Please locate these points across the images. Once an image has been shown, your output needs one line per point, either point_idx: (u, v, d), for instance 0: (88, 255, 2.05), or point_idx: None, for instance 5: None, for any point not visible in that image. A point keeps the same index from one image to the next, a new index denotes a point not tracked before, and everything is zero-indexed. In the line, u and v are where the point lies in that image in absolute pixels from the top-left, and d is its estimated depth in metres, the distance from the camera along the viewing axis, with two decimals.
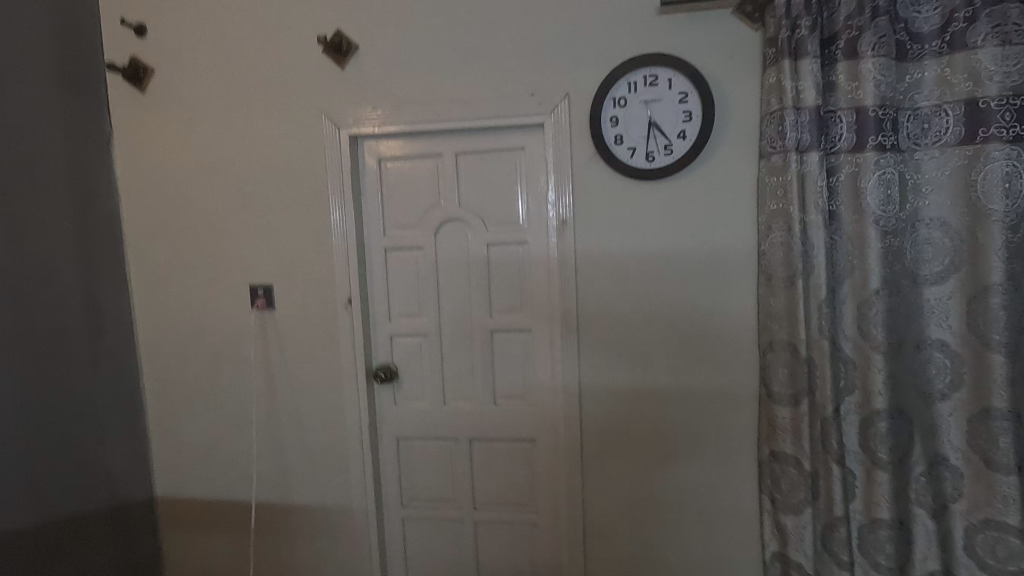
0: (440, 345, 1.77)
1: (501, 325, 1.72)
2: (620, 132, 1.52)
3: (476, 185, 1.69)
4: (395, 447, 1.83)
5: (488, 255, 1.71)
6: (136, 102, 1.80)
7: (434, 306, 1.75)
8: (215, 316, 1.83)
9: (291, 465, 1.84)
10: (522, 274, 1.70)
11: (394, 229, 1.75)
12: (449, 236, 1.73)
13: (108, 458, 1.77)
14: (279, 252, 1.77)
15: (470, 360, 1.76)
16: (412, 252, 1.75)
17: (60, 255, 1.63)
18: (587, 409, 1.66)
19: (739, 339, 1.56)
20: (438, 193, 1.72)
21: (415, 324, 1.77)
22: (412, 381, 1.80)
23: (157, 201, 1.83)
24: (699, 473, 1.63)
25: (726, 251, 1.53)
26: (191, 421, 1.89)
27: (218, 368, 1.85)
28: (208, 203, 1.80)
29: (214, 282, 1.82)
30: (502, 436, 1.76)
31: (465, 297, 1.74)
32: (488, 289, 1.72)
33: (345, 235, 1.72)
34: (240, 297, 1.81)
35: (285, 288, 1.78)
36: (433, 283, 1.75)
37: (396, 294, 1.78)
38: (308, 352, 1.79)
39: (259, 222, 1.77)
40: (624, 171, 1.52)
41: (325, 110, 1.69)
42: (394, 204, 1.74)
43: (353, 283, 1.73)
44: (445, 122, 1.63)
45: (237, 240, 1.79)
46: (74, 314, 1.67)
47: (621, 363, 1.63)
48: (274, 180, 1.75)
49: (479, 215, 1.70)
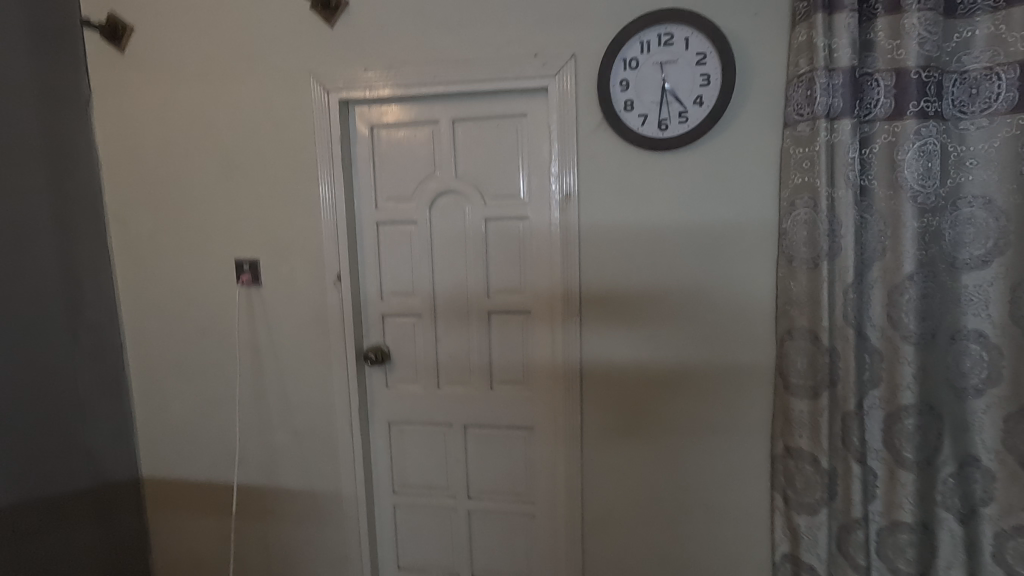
0: (434, 326, 1.67)
1: (499, 306, 1.62)
2: (631, 97, 1.39)
3: (474, 155, 1.57)
4: (387, 432, 1.75)
5: (485, 231, 1.60)
6: (115, 62, 1.70)
7: (428, 284, 1.65)
8: (200, 292, 1.75)
9: (278, 448, 1.77)
10: (522, 252, 1.58)
11: (387, 202, 1.64)
12: (445, 210, 1.62)
13: (90, 436, 1.70)
14: (265, 225, 1.67)
15: (466, 342, 1.66)
16: (405, 226, 1.65)
17: (36, 222, 1.55)
18: (588, 397, 1.56)
19: (754, 325, 1.44)
20: (434, 163, 1.60)
21: (408, 303, 1.67)
22: (405, 363, 1.71)
23: (139, 169, 1.73)
24: (706, 467, 1.53)
25: (742, 230, 1.41)
26: (176, 399, 1.82)
27: (203, 345, 1.78)
28: (191, 172, 1.70)
29: (198, 256, 1.73)
30: (498, 423, 1.67)
31: (461, 276, 1.63)
32: (485, 268, 1.61)
33: (334, 207, 1.61)
34: (226, 272, 1.72)
35: (272, 263, 1.68)
36: (428, 261, 1.64)
37: (388, 271, 1.67)
38: (296, 331, 1.70)
39: (244, 192, 1.67)
40: (634, 141, 1.40)
41: (313, 72, 1.57)
42: (387, 175, 1.63)
43: (343, 259, 1.63)
44: (441, 85, 1.51)
45: (222, 211, 1.69)
46: (52, 286, 1.59)
47: (626, 348, 1.52)
48: (259, 147, 1.64)
49: (477, 188, 1.58)
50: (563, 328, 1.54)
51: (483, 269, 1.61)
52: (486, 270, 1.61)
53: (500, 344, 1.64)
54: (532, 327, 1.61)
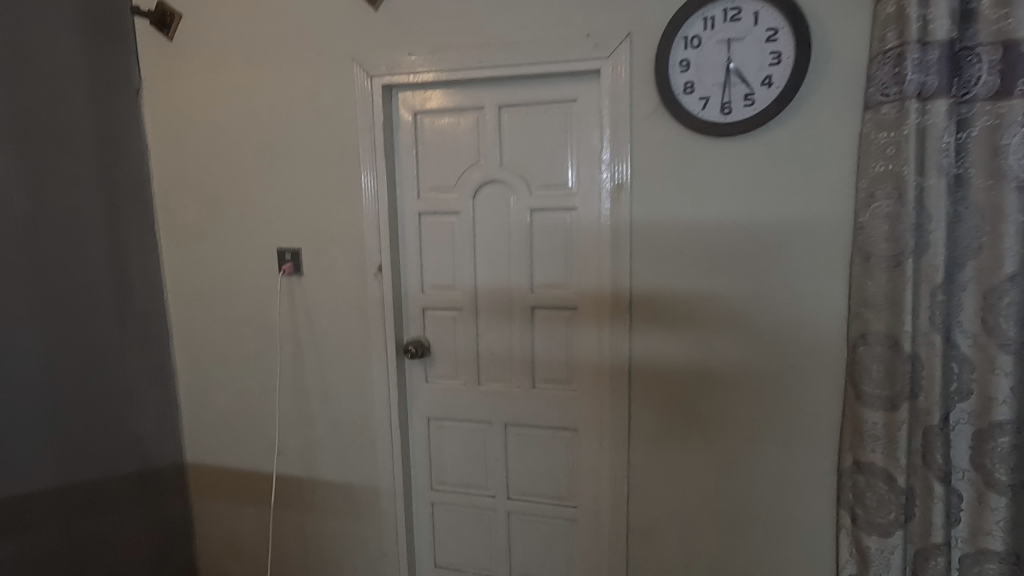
0: (475, 321, 1.61)
1: (543, 301, 1.55)
2: (691, 79, 1.28)
3: (520, 143, 1.50)
4: (425, 427, 1.71)
5: (531, 222, 1.52)
6: (164, 51, 1.70)
7: (470, 277, 1.60)
8: (243, 281, 1.75)
9: (317, 440, 1.76)
10: (569, 244, 1.51)
11: (429, 191, 1.59)
12: (488, 200, 1.55)
13: (137, 420, 1.73)
14: (307, 214, 1.65)
15: (508, 338, 1.60)
16: (447, 217, 1.59)
17: (86, 210, 1.57)
18: (637, 399, 1.48)
19: (822, 327, 1.32)
20: (478, 151, 1.54)
21: (449, 295, 1.62)
22: (445, 358, 1.66)
23: (185, 158, 1.74)
24: (764, 480, 1.42)
25: (812, 223, 1.29)
26: (220, 388, 1.83)
27: (246, 334, 1.78)
28: (236, 160, 1.69)
29: (241, 245, 1.73)
30: (539, 422, 1.61)
31: (504, 269, 1.57)
32: (529, 260, 1.54)
33: (376, 197, 1.57)
34: (268, 261, 1.71)
35: (313, 252, 1.66)
36: (470, 253, 1.58)
37: (429, 263, 1.63)
38: (336, 322, 1.68)
39: (287, 181, 1.65)
40: (693, 126, 1.30)
41: (356, 57, 1.53)
42: (430, 163, 1.58)
43: (384, 249, 1.60)
44: (486, 69, 1.44)
45: (265, 200, 1.68)
46: (101, 272, 1.62)
47: (680, 349, 1.42)
48: (302, 135, 1.61)
49: (522, 178, 1.51)
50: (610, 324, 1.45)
51: (527, 261, 1.54)
52: (531, 263, 1.54)
53: (544, 341, 1.57)
54: (578, 323, 1.53)
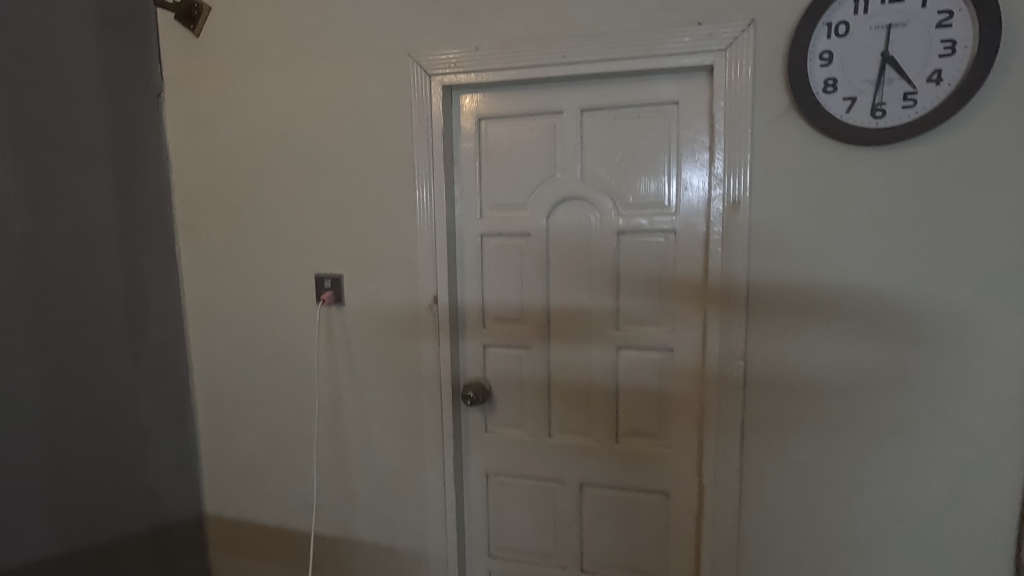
0: (547, 361, 1.37)
1: (631, 340, 1.30)
2: (834, 75, 1.05)
3: (607, 153, 1.27)
4: (483, 483, 1.46)
5: (617, 247, 1.28)
6: (189, 48, 1.50)
7: (541, 310, 1.36)
8: (275, 311, 1.52)
9: (357, 494, 1.52)
10: (664, 274, 1.27)
11: (494, 209, 1.36)
12: (565, 220, 1.31)
13: (151, 470, 1.50)
14: (350, 235, 1.42)
15: (586, 382, 1.35)
16: (515, 239, 1.36)
17: (99, 230, 1.36)
18: (750, 461, 1.22)
19: (995, 382, 1.07)
20: (552, 162, 1.31)
21: (515, 331, 1.38)
22: (509, 403, 1.42)
23: (212, 170, 1.52)
24: (912, 565, 1.16)
25: (987, 254, 1.04)
26: (245, 432, 1.60)
27: (276, 372, 1.55)
28: (269, 173, 1.47)
29: (273, 270, 1.50)
30: (624, 482, 1.36)
31: (581, 301, 1.33)
32: (614, 292, 1.30)
33: (433, 215, 1.34)
34: (304, 289, 1.48)
35: (358, 280, 1.43)
36: (541, 282, 1.35)
37: (492, 292, 1.39)
38: (382, 360, 1.45)
39: (329, 197, 1.43)
40: (836, 133, 1.06)
41: (412, 53, 1.31)
42: (495, 177, 1.35)
43: (441, 277, 1.36)
44: (570, 65, 1.21)
45: (302, 219, 1.46)
46: (114, 301, 1.40)
47: (805, 403, 1.18)
48: (348, 145, 1.39)
49: (608, 194, 1.28)
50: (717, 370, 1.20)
51: (611, 293, 1.30)
52: (615, 294, 1.30)
53: (629, 387, 1.33)
54: (673, 367, 1.29)
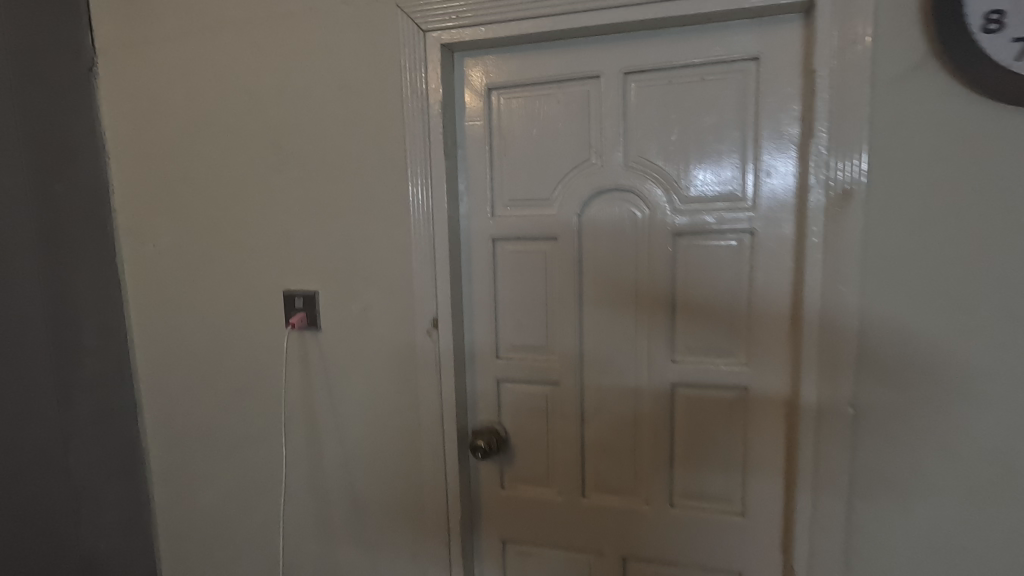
0: (580, 401, 1.07)
1: (693, 375, 1.00)
2: (1000, 5, 0.74)
3: (660, 130, 0.96)
4: (499, 553, 1.16)
5: (671, 254, 0.98)
6: (126, 11, 1.20)
7: (572, 336, 1.05)
8: (238, 337, 1.22)
9: (342, 563, 1.22)
10: (735, 289, 0.96)
11: (510, 206, 1.06)
12: (605, 220, 1.01)
13: (86, 536, 1.21)
14: (327, 242, 1.12)
15: (633, 427, 1.05)
16: (536, 244, 1.06)
17: (7, 240, 1.06)
18: (860, 547, 0.90)
19: None
20: (586, 144, 1.00)
21: (538, 362, 1.08)
22: (531, 453, 1.12)
23: (159, 163, 1.23)
24: None
25: None
26: (206, 484, 1.30)
27: (239, 412, 1.24)
28: (228, 165, 1.17)
29: (235, 286, 1.21)
30: (682, 558, 1.05)
31: (624, 324, 1.03)
32: (669, 312, 1.00)
33: (432, 215, 1.04)
34: (271, 309, 1.18)
35: (338, 298, 1.13)
36: (572, 300, 1.04)
37: (509, 312, 1.09)
38: (370, 400, 1.14)
39: (300, 194, 1.13)
40: (998, 92, 0.75)
41: (402, 4, 1.00)
42: (511, 165, 1.05)
43: (444, 294, 1.06)
44: (612, 12, 0.91)
45: (268, 222, 1.16)
46: (31, 330, 1.11)
47: (942, 470, 0.85)
48: (323, 126, 1.09)
49: (661, 185, 0.97)
50: (813, 420, 0.89)
51: (665, 314, 1.00)
52: (669, 315, 1.00)
53: (687, 434, 1.02)
54: (748, 412, 0.98)
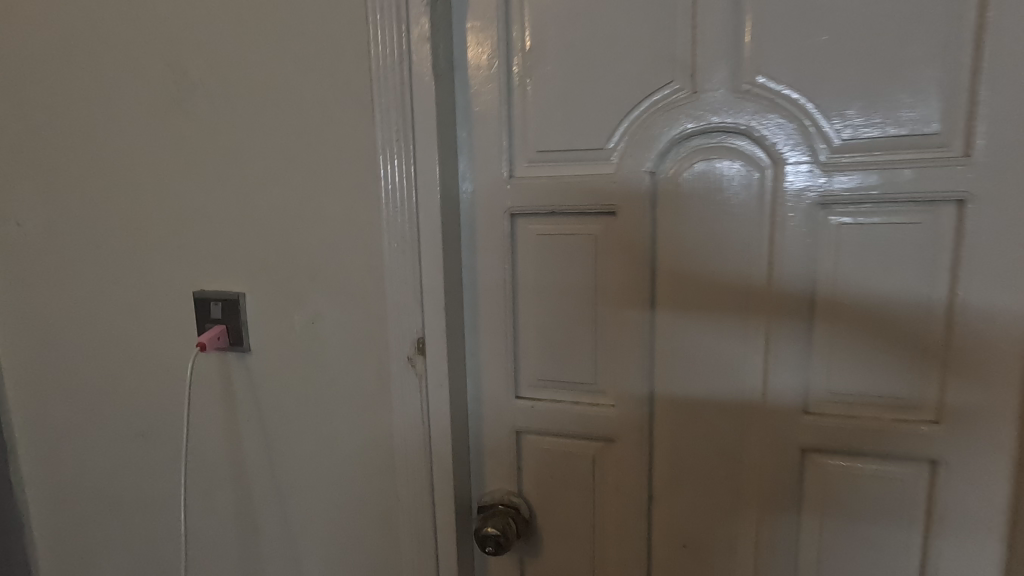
0: (651, 466, 0.69)
1: (841, 434, 0.62)
2: None
3: (801, 30, 0.56)
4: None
5: (810, 240, 0.60)
6: None
7: (638, 369, 0.67)
8: (133, 359, 0.84)
9: None
10: (923, 297, 0.58)
11: (538, 164, 0.67)
12: (700, 181, 0.62)
13: None
14: (258, 217, 0.73)
15: (733, 511, 0.67)
16: (579, 224, 0.67)
17: None
18: None
19: None
20: (670, 57, 0.61)
21: (582, 409, 0.70)
22: (568, 540, 0.73)
23: (10, 99, 0.82)
24: None
25: None
26: (103, 562, 0.92)
27: (143, 465, 0.86)
28: (110, 101, 0.77)
29: (129, 284, 0.82)
30: None
31: (723, 353, 0.64)
32: (802, 336, 0.61)
33: (419, 174, 0.65)
34: (179, 319, 0.79)
35: (274, 306, 0.74)
36: (641, 310, 0.66)
37: (535, 330, 0.71)
38: (326, 456, 0.76)
39: (215, 144, 0.73)
40: None
41: None
42: (542, 97, 0.66)
43: (437, 304, 0.67)
44: None
45: (168, 191, 0.77)
46: None
47: None
48: (245, 38, 0.70)
49: (798, 125, 0.58)
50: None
51: (794, 337, 0.62)
52: (801, 339, 0.62)
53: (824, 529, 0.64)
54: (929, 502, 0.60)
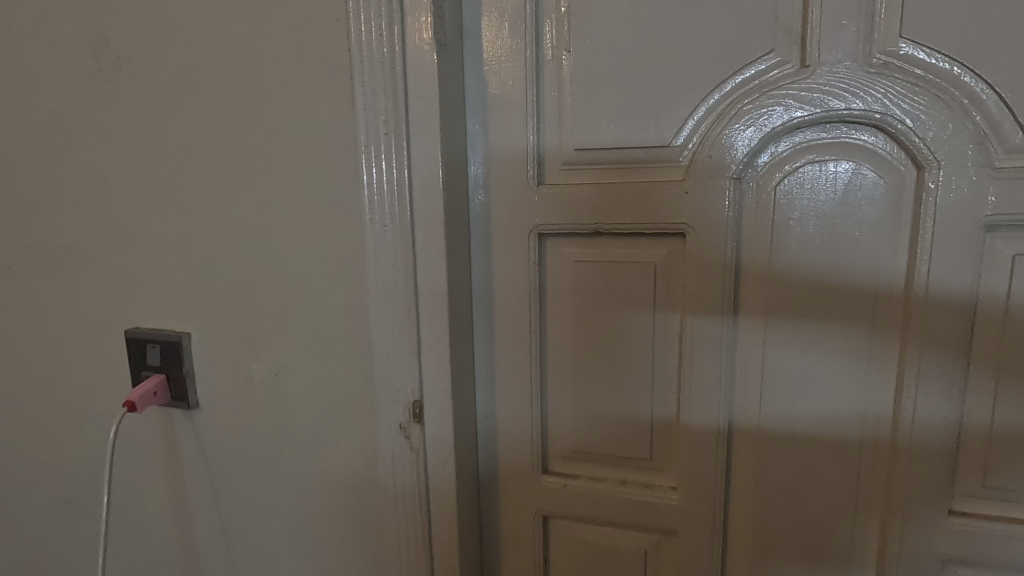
0: (730, 529, 0.58)
1: (973, 500, 0.51)
2: None
3: (930, 5, 0.45)
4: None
5: (970, 260, 0.47)
6: None
7: (713, 424, 0.55)
8: (52, 413, 0.66)
9: None
10: None
11: (577, 169, 0.54)
12: (808, 190, 0.50)
13: None
14: (204, 235, 0.55)
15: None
16: (638, 247, 0.54)
17: None
18: None
19: None
20: (767, 37, 0.48)
21: (631, 493, 0.58)
22: None
23: None
24: None
25: None
26: None
27: (74, 541, 0.69)
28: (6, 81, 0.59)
29: (41, 319, 0.63)
30: None
31: (832, 399, 0.53)
32: (947, 378, 0.50)
33: (412, 180, 0.47)
34: (110, 364, 0.61)
35: (228, 346, 0.57)
36: (726, 347, 0.54)
37: (570, 377, 0.58)
38: (297, 544, 0.59)
39: (146, 138, 0.55)
40: None
41: None
42: (587, 84, 0.52)
43: (442, 359, 0.49)
44: None
45: (82, 192, 0.58)
46: None
47: None
48: None
49: (956, 113, 0.46)
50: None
51: (936, 380, 0.50)
52: (944, 384, 0.50)
53: None
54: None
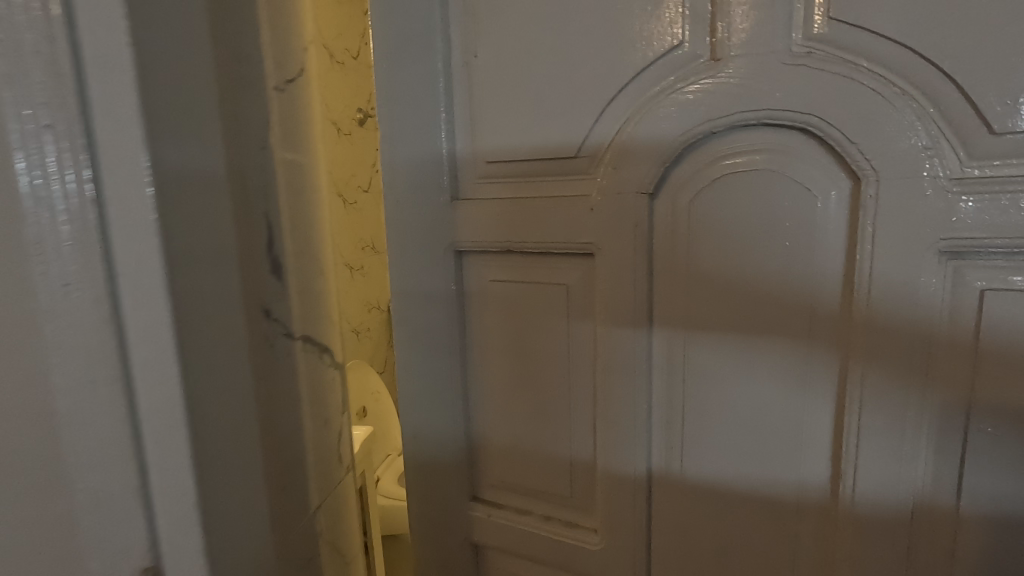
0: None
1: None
2: None
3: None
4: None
5: (935, 292, 0.39)
6: None
7: (631, 476, 0.51)
8: None
9: None
10: None
11: (490, 180, 0.53)
12: (737, 198, 0.44)
13: None
14: None
15: None
16: (556, 263, 0.52)
17: None
18: None
19: None
20: (678, 20, 0.43)
21: (554, 530, 0.56)
22: None
23: None
24: None
25: None
26: None
27: None
28: None
29: None
30: None
31: (760, 440, 0.46)
32: (901, 436, 0.41)
33: (100, 198, 0.30)
34: None
35: None
36: (642, 383, 0.50)
37: (495, 411, 0.58)
38: None
39: None
40: None
41: None
42: (502, 97, 0.51)
43: (179, 476, 0.32)
44: None
45: None
46: None
47: None
48: None
49: (904, 110, 0.38)
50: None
51: (881, 446, 0.42)
52: (892, 456, 0.42)
53: None
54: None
